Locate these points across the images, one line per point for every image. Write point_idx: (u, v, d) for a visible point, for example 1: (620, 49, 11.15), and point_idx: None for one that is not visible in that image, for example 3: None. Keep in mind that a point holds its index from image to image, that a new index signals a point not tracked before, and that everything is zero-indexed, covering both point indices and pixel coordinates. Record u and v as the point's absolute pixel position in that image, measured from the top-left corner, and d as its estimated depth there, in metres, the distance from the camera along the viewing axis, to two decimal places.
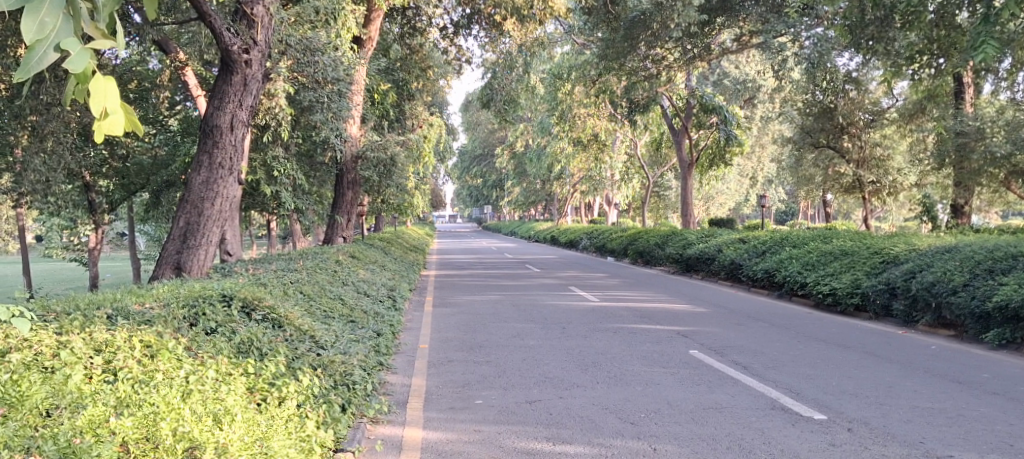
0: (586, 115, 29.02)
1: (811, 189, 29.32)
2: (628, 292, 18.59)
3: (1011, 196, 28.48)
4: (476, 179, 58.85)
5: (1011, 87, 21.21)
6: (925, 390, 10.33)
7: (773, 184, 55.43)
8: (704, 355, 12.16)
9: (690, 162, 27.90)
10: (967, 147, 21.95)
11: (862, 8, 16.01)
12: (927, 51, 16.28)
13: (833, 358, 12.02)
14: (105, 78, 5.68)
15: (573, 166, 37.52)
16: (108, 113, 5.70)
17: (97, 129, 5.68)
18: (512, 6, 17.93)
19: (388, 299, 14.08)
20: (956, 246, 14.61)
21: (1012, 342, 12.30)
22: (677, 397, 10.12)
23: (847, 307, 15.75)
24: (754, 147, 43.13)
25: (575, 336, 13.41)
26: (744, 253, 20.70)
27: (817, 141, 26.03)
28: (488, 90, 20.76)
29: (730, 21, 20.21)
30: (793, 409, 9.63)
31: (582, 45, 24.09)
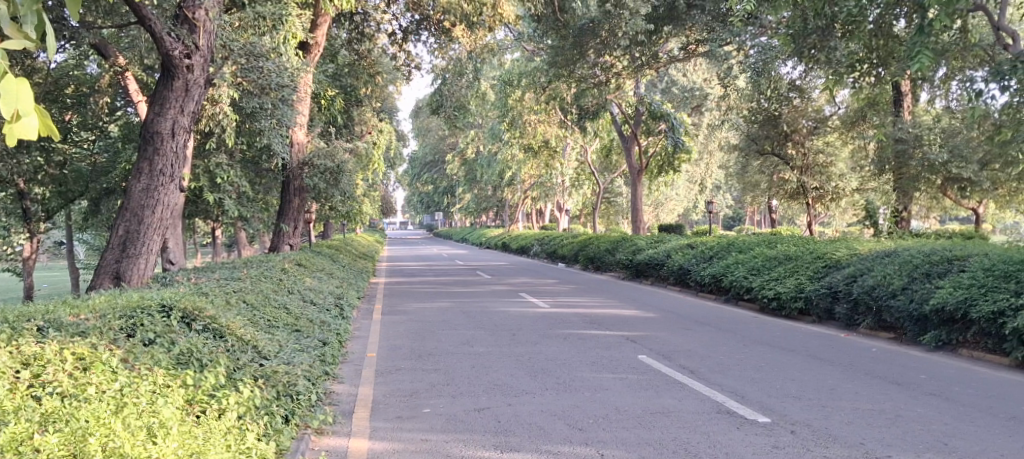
0: (537, 122, 29.04)
1: (758, 194, 29.70)
2: (578, 298, 18.65)
3: (948, 202, 29.16)
4: (427, 186, 58.63)
5: (948, 96, 21.76)
6: (865, 392, 10.50)
7: (721, 190, 56.05)
8: (652, 360, 12.23)
9: (639, 169, 28.08)
10: (907, 154, 22.46)
11: (805, 17, 16.14)
12: (866, 60, 16.65)
13: (778, 361, 12.17)
14: (17, 80, 5.43)
15: (524, 173, 37.56)
16: (20, 116, 5.45)
17: (10, 133, 5.44)
18: (461, 13, 17.94)
19: (336, 307, 13.95)
20: (895, 251, 14.90)
21: (949, 344, 12.61)
22: (624, 402, 10.16)
23: (791, 311, 15.98)
24: (702, 154, 43.60)
25: (525, 343, 13.39)
26: (692, 258, 20.90)
27: (762, 148, 26.38)
28: (438, 96, 20.70)
29: (676, 30, 20.47)
30: (738, 413, 9.73)
31: (532, 52, 24.15)
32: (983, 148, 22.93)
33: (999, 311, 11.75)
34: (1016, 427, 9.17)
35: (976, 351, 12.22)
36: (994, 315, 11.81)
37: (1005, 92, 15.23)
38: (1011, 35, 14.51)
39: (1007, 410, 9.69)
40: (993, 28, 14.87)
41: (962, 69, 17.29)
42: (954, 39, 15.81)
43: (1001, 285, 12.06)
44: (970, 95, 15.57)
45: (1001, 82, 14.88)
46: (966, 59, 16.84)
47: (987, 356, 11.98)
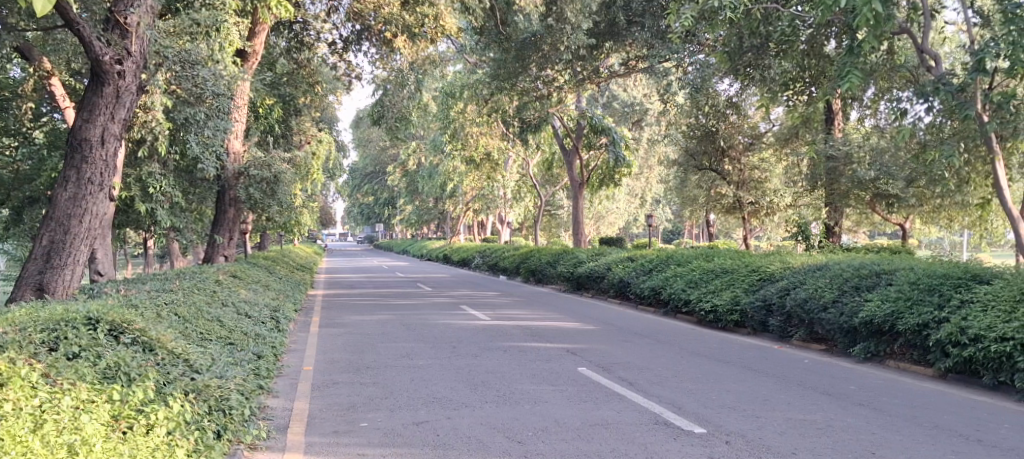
0: (479, 134, 28.98)
1: (696, 208, 30.09)
2: (517, 311, 18.65)
3: (878, 218, 29.94)
4: (367, 197, 58.25)
5: (877, 115, 22.40)
6: (797, 402, 10.69)
7: (660, 204, 56.73)
8: (591, 373, 12.28)
9: (581, 182, 28.21)
10: (837, 171, 23.62)
11: (740, 36, 16.40)
12: (800, 79, 17.32)
13: (714, 373, 12.32)
14: None
15: (465, 185, 37.51)
16: None
17: None
18: (403, 23, 17.92)
19: (272, 320, 13.75)
20: (827, 264, 15.21)
21: (877, 355, 12.92)
22: (562, 414, 10.19)
23: (728, 324, 16.22)
24: (642, 168, 44.11)
25: (465, 356, 13.36)
26: (631, 271, 21.08)
27: (700, 163, 26.71)
28: (378, 107, 20.61)
29: (617, 45, 20.70)
30: (675, 424, 9.82)
31: (474, 64, 24.16)
32: (911, 166, 23.61)
33: (923, 323, 12.06)
34: (939, 435, 9.41)
35: (903, 362, 12.52)
36: (919, 327, 12.11)
37: (929, 113, 15.73)
38: (935, 57, 15.00)
39: (931, 420, 9.94)
40: (918, 49, 15.36)
41: (889, 89, 17.84)
42: (881, 61, 16.50)
43: (925, 298, 12.38)
44: (897, 114, 16.04)
45: (925, 102, 15.36)
46: (893, 80, 17.35)
47: (913, 367, 12.28)
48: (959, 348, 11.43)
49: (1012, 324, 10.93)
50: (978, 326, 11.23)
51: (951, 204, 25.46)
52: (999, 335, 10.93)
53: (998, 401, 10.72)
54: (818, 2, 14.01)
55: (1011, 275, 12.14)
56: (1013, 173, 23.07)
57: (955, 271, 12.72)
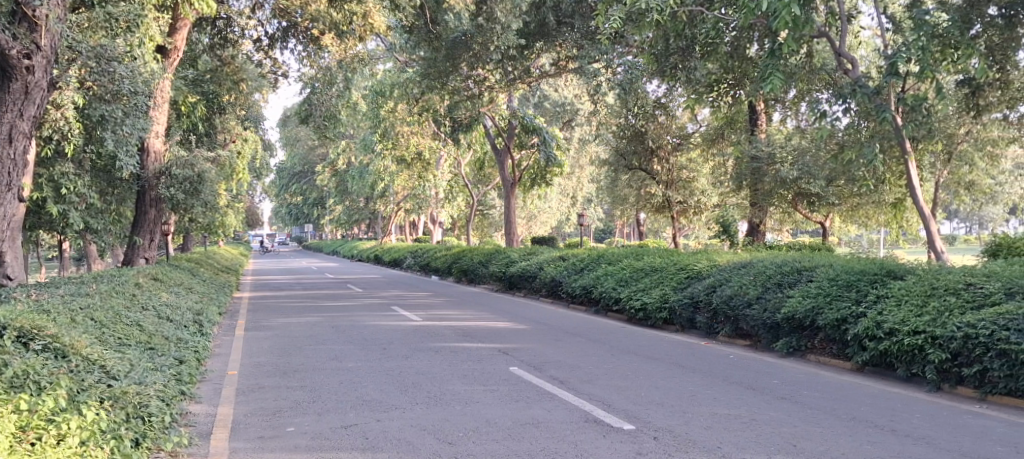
0: (409, 133, 28.92)
1: (626, 208, 30.34)
2: (448, 311, 18.55)
3: (801, 216, 30.59)
4: (296, 197, 57.46)
5: (799, 115, 22.85)
6: (723, 398, 10.81)
7: (591, 203, 57.16)
8: (522, 372, 12.24)
9: (513, 181, 28.12)
10: (761, 170, 24.11)
11: (666, 37, 16.62)
12: (724, 80, 17.62)
13: (642, 370, 12.40)
14: None
15: (396, 185, 37.23)
16: None
17: None
18: (330, 20, 17.65)
19: (194, 324, 13.39)
20: (752, 261, 15.46)
21: (799, 350, 13.17)
22: (493, 415, 10.13)
23: (657, 321, 16.37)
24: (573, 167, 44.33)
25: (395, 357, 13.21)
26: (563, 270, 21.13)
27: (630, 163, 26.92)
28: (307, 106, 20.30)
29: (547, 45, 20.72)
30: (605, 421, 9.85)
31: (404, 63, 23.91)
32: (830, 166, 24.18)
33: (842, 318, 12.33)
34: (856, 427, 9.60)
35: (824, 356, 12.78)
36: (838, 322, 12.39)
37: (846, 114, 16.13)
38: (852, 61, 15.42)
39: (849, 412, 10.14)
40: (836, 53, 15.78)
41: (810, 91, 18.26)
42: (801, 63, 16.95)
43: (844, 293, 12.66)
44: (817, 115, 16.40)
45: (843, 104, 15.71)
46: (813, 83, 17.74)
47: (832, 361, 12.56)
48: (875, 341, 11.71)
49: (924, 318, 11.23)
50: (893, 321, 11.52)
51: (870, 203, 26.14)
52: (912, 329, 11.22)
53: (911, 392, 11.00)
54: (741, 6, 14.29)
55: (924, 270, 12.47)
56: (928, 172, 23.79)
57: (871, 267, 13.03)
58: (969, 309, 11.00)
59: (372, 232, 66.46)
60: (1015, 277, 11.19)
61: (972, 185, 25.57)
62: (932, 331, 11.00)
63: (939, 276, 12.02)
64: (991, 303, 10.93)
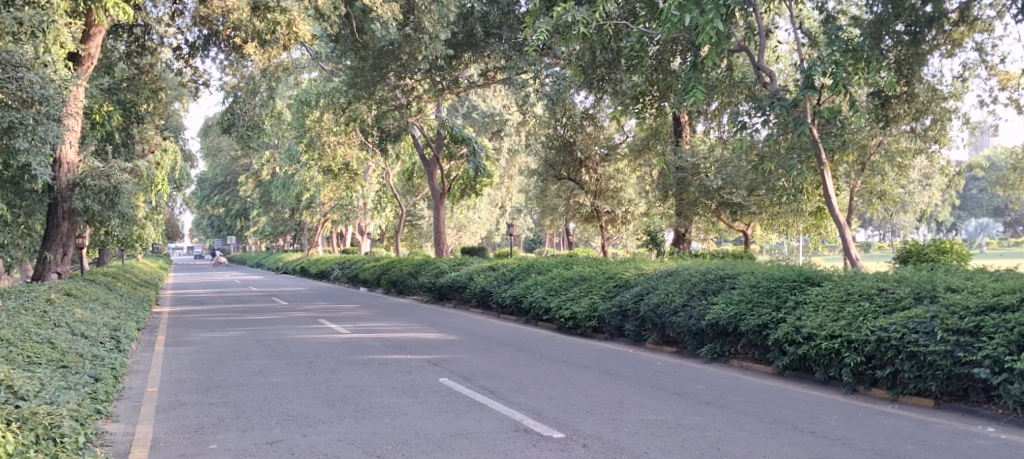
0: (336, 143, 28.07)
1: (555, 217, 30.44)
2: (377, 323, 18.33)
3: (725, 225, 31.09)
4: (217, 208, 56.31)
5: (721, 127, 23.33)
6: (650, 404, 10.88)
7: (521, 213, 57.34)
8: (452, 383, 12.14)
9: (442, 192, 27.95)
10: (685, 181, 24.76)
11: (593, 50, 16.95)
12: (649, 93, 17.81)
13: (571, 378, 12.41)
14: None
15: (322, 195, 36.78)
16: None
17: None
18: (252, 30, 17.28)
19: (111, 341, 12.96)
20: (678, 269, 15.63)
21: (722, 356, 13.36)
22: (422, 427, 9.99)
23: (586, 330, 16.42)
24: (502, 177, 44.33)
25: (322, 371, 12.97)
26: (493, 280, 21.07)
27: (559, 173, 27.07)
28: (229, 115, 19.88)
29: (476, 56, 20.68)
30: (534, 430, 9.81)
31: (331, 72, 23.63)
32: (752, 176, 24.64)
33: (763, 324, 12.54)
34: (777, 429, 9.74)
35: (746, 362, 12.98)
36: (759, 327, 12.59)
37: (766, 126, 16.45)
38: (771, 75, 15.78)
39: (771, 415, 10.28)
40: (756, 67, 16.10)
41: (732, 103, 18.62)
42: (719, 77, 17.78)
43: (765, 300, 12.87)
44: (737, 127, 16.70)
45: (762, 116, 16.02)
46: (733, 95, 18.13)
47: (754, 366, 12.78)
48: (795, 346, 11.92)
49: (840, 322, 11.47)
50: (811, 325, 11.75)
51: (790, 212, 26.65)
52: (828, 333, 11.45)
53: (828, 394, 11.22)
54: (663, 20, 14.60)
55: (840, 276, 12.74)
56: (843, 182, 24.39)
57: (791, 274, 13.28)
58: (882, 313, 11.26)
59: (297, 243, 65.56)
60: (924, 282, 11.50)
61: (884, 195, 26.35)
62: (848, 334, 11.24)
63: (855, 282, 12.30)
64: (901, 308, 11.20)
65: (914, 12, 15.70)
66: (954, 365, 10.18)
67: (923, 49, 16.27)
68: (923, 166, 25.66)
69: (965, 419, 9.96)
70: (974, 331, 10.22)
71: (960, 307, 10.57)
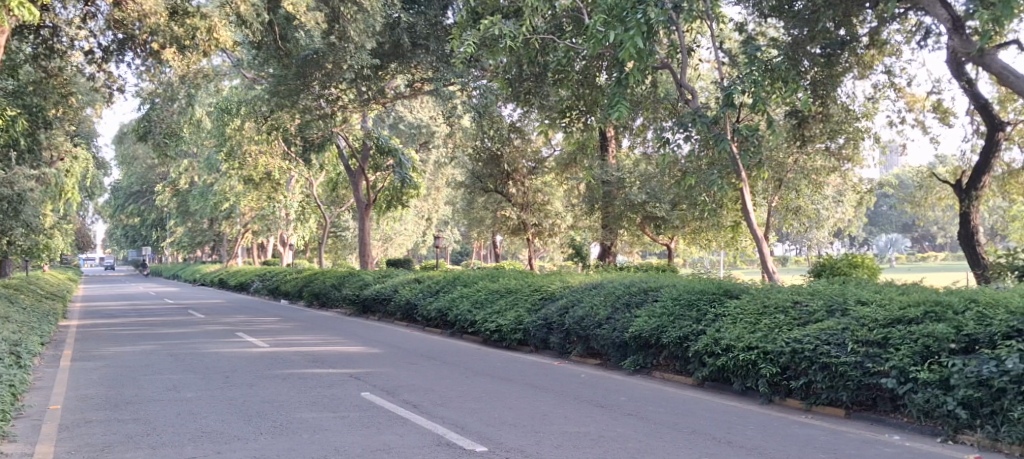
0: (257, 152, 27.67)
1: (482, 229, 30.36)
2: (297, 336, 17.96)
3: (649, 239, 31.39)
4: (132, 218, 54.73)
5: (645, 142, 23.57)
6: (573, 416, 10.83)
7: (448, 226, 57.13)
8: (374, 397, 11.92)
9: (367, 203, 27.64)
10: (611, 194, 24.98)
11: (521, 63, 17.01)
12: (576, 107, 17.90)
13: (495, 391, 12.29)
14: None
15: (243, 206, 36.05)
16: None
17: None
18: (170, 35, 16.67)
19: (11, 356, 12.42)
20: (603, 282, 15.67)
21: (645, 368, 13.43)
22: (342, 442, 9.77)
23: (511, 342, 16.36)
24: (429, 189, 44.07)
25: (238, 386, 12.60)
26: (418, 292, 20.84)
27: (486, 186, 27.00)
28: (145, 122, 19.37)
29: (402, 67, 20.52)
30: (456, 444, 9.67)
31: (252, 79, 23.17)
32: (675, 191, 24.97)
33: (684, 335, 12.62)
34: (696, 440, 9.78)
35: (668, 373, 13.07)
36: (680, 339, 12.68)
37: (688, 142, 16.67)
38: (693, 92, 15.98)
39: (691, 425, 10.32)
40: (678, 84, 16.31)
41: (655, 119, 18.82)
42: (645, 93, 17.93)
43: (685, 312, 12.95)
44: (661, 142, 16.85)
45: (685, 132, 16.25)
46: (657, 109, 18.34)
47: (675, 377, 12.88)
48: (713, 357, 12.02)
49: (756, 334, 11.59)
50: (729, 337, 11.85)
51: (710, 226, 27.05)
52: (745, 345, 11.56)
53: (745, 405, 11.35)
54: (590, 35, 14.72)
55: (757, 290, 12.91)
56: (763, 197, 24.86)
57: (710, 287, 13.40)
58: (796, 325, 11.42)
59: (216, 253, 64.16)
60: (836, 295, 11.70)
61: (800, 210, 26.96)
62: (764, 346, 11.37)
63: (771, 295, 12.46)
64: (815, 320, 11.37)
65: (829, 34, 16.23)
66: (863, 375, 10.36)
67: (837, 71, 16.71)
68: (836, 183, 26.34)
69: (874, 428, 10.16)
70: (881, 342, 10.41)
71: (869, 320, 10.76)
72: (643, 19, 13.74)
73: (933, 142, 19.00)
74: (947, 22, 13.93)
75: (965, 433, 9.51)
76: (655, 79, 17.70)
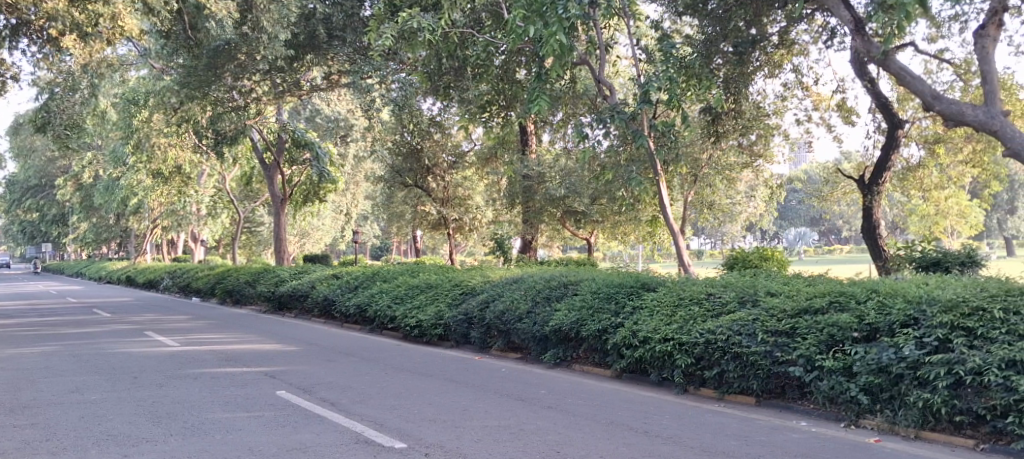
0: (166, 145, 26.41)
1: (402, 224, 30.19)
2: (209, 334, 17.55)
3: (568, 233, 31.64)
4: (31, 213, 52.76)
5: (565, 137, 23.72)
6: (493, 410, 10.84)
7: (367, 221, 56.68)
8: (290, 395, 11.74)
9: (282, 197, 26.91)
10: (532, 189, 25.12)
11: (439, 57, 16.98)
12: (496, 102, 17.87)
13: (415, 387, 12.23)
14: None
15: (151, 200, 35.10)
16: None
17: None
18: (71, 21, 16.02)
19: None
20: (523, 276, 15.72)
21: (565, 360, 13.53)
22: (256, 442, 9.59)
23: (432, 337, 16.31)
24: (348, 184, 43.62)
25: (147, 386, 12.25)
26: (336, 288, 20.57)
27: (406, 180, 26.76)
28: (44, 113, 18.65)
29: (319, 59, 19.94)
30: (375, 441, 9.58)
31: (161, 70, 22.55)
32: (594, 186, 25.26)
33: (603, 329, 12.74)
34: (613, 430, 9.89)
35: (588, 366, 13.20)
36: (599, 332, 12.80)
37: (607, 137, 16.85)
38: (611, 88, 16.15)
39: (608, 416, 10.44)
40: (596, 80, 16.46)
41: (573, 114, 18.95)
42: (564, 88, 18.04)
43: (604, 305, 13.07)
44: (580, 138, 16.97)
45: (604, 128, 16.42)
46: (574, 104, 18.46)
47: (595, 369, 13.02)
48: (631, 349, 12.17)
49: (672, 325, 11.75)
50: (646, 329, 11.98)
51: (629, 220, 27.43)
52: (662, 337, 11.71)
53: (662, 395, 11.53)
54: (509, 31, 14.75)
55: (673, 282, 13.10)
56: (679, 192, 25.30)
57: (628, 280, 13.56)
58: (710, 317, 11.62)
59: (122, 249, 62.31)
60: (747, 287, 11.97)
61: (715, 205, 27.51)
62: (679, 337, 11.52)
63: (686, 287, 12.66)
64: (727, 312, 11.60)
65: (740, 33, 16.56)
66: (772, 364, 10.63)
67: (748, 69, 17.00)
68: (749, 179, 26.96)
69: (782, 415, 10.43)
70: (790, 332, 10.68)
71: (778, 310, 11.02)
72: (564, 15, 13.82)
73: (839, 139, 19.59)
74: (849, 23, 14.35)
75: (866, 418, 9.85)
76: (573, 75, 17.82)
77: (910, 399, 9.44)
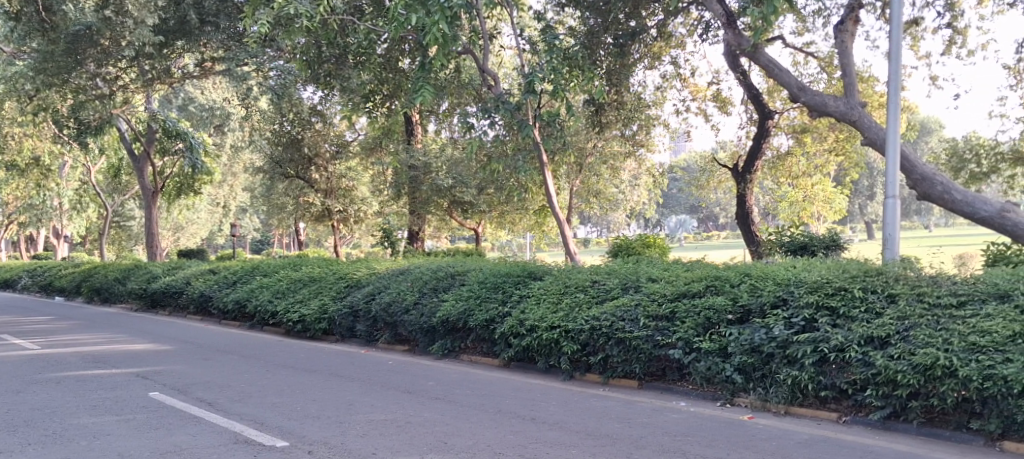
0: (22, 135, 25.24)
1: (284, 216, 29.48)
2: (76, 336, 16.65)
3: (454, 223, 31.48)
4: None
5: (450, 126, 23.50)
6: (379, 403, 10.60)
7: (245, 213, 55.20)
8: (164, 396, 11.20)
9: (153, 190, 25.71)
10: (417, 179, 24.82)
11: (318, 44, 16.52)
12: (378, 91, 17.51)
13: (298, 383, 11.86)
14: None
15: (8, 194, 33.17)
16: None
17: None
18: None
19: None
20: (409, 268, 15.49)
21: (453, 351, 13.34)
22: (126, 447, 9.09)
23: (316, 333, 15.84)
24: (225, 176, 42.33)
25: (3, 393, 11.49)
26: (214, 284, 19.84)
27: (286, 171, 26.05)
28: None
29: (189, 45, 19.19)
30: (255, 440, 9.22)
31: (14, 55, 21.19)
32: (481, 176, 25.29)
33: (490, 318, 12.63)
34: (501, 419, 9.79)
35: (475, 356, 13.08)
36: (486, 322, 12.69)
37: (492, 127, 16.76)
38: (495, 77, 16.06)
39: (495, 405, 10.33)
40: (480, 68, 16.34)
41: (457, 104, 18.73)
42: (449, 77, 17.80)
43: (491, 295, 12.98)
44: (465, 127, 16.81)
45: (489, 118, 16.30)
46: (458, 93, 18.24)
47: (483, 359, 12.89)
48: (518, 338, 12.10)
49: (557, 313, 11.73)
50: (532, 317, 11.93)
51: (515, 209, 27.51)
52: (548, 324, 11.66)
53: (548, 382, 11.50)
54: (390, 18, 14.34)
55: (558, 271, 13.10)
56: (565, 181, 25.52)
57: (515, 269, 13.52)
58: (594, 303, 11.66)
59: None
60: (630, 274, 12.07)
61: (599, 194, 27.82)
62: (565, 325, 11.51)
63: (571, 275, 12.68)
64: (611, 297, 11.66)
65: (620, 25, 16.80)
66: (653, 347, 10.72)
67: (629, 60, 17.15)
68: (632, 170, 27.36)
69: (663, 397, 10.53)
70: (670, 316, 10.82)
71: (658, 295, 11.14)
72: (445, 3, 13.62)
73: (715, 128, 20.03)
74: (721, 17, 14.70)
75: (741, 396, 10.03)
76: (458, 63, 17.61)
77: (780, 376, 9.65)
